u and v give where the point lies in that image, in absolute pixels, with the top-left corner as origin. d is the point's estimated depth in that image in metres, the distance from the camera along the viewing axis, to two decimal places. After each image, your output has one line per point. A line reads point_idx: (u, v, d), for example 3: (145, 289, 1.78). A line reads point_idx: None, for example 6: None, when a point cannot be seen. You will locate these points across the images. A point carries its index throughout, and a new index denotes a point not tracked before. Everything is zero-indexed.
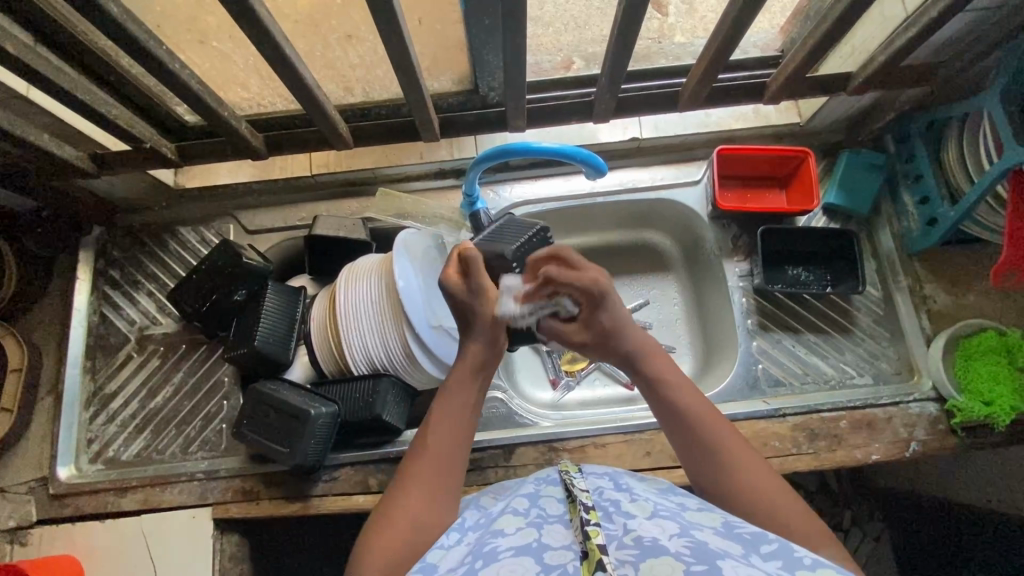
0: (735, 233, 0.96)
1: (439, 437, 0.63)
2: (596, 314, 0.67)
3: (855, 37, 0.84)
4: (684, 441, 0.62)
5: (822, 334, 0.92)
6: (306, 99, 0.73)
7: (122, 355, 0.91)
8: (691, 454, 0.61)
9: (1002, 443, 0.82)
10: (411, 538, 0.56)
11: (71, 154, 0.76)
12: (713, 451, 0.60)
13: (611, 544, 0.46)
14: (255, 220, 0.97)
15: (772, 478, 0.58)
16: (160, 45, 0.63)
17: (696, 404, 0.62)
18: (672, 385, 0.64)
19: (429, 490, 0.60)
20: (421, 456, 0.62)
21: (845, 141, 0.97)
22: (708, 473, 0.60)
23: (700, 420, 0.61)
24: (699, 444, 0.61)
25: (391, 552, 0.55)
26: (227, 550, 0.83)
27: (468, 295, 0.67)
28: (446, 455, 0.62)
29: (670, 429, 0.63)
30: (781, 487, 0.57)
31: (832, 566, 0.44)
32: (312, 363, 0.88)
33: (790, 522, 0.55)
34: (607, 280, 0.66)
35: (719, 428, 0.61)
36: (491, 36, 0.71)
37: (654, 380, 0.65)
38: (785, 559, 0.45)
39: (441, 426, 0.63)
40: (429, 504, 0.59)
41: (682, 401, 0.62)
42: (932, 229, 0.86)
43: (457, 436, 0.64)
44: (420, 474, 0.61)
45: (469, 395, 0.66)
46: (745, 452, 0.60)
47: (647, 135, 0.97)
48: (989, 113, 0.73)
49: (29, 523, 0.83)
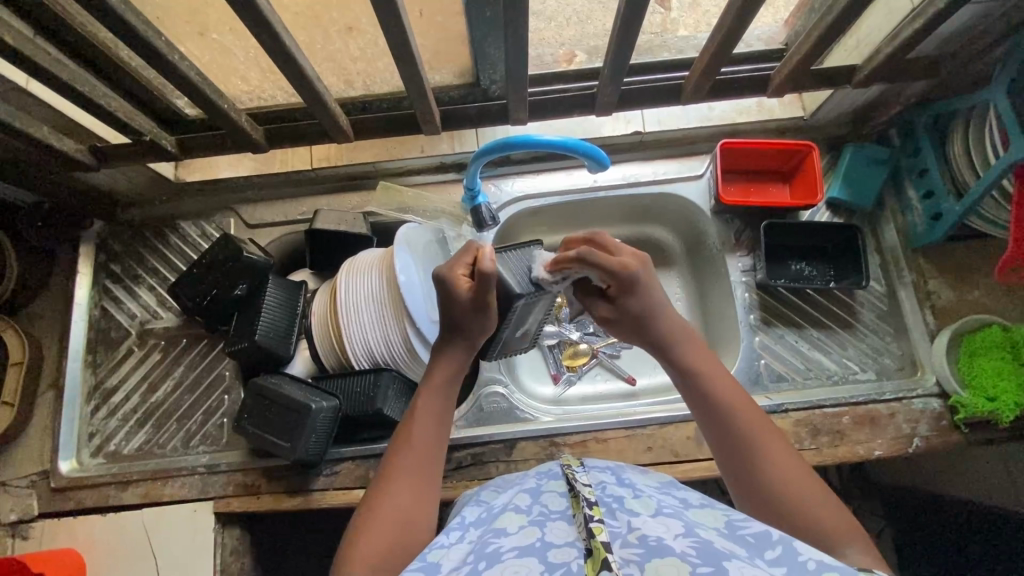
0: (739, 228, 0.95)
1: (421, 433, 0.63)
2: (625, 299, 0.66)
3: (861, 29, 0.83)
4: (715, 426, 0.62)
5: (825, 329, 0.91)
6: (307, 91, 0.72)
7: (122, 349, 0.91)
8: (716, 437, 0.61)
9: (1005, 439, 0.82)
10: (397, 535, 0.56)
11: (69, 146, 0.76)
12: (745, 441, 0.59)
13: (614, 541, 0.46)
14: (255, 214, 0.97)
15: (796, 465, 0.58)
16: (159, 37, 0.63)
17: (728, 390, 0.63)
18: (705, 371, 0.64)
19: (413, 488, 0.60)
20: (406, 450, 0.62)
21: (850, 135, 0.96)
22: (736, 457, 0.60)
23: (732, 404, 0.62)
24: (728, 432, 0.61)
25: (381, 550, 0.55)
26: (229, 544, 0.84)
27: (472, 309, 0.65)
28: (426, 452, 0.62)
29: (701, 414, 0.63)
30: (809, 474, 0.57)
31: (837, 569, 0.43)
32: (313, 358, 0.88)
33: (817, 510, 0.55)
34: (636, 268, 0.65)
35: (750, 412, 0.61)
36: (493, 28, 0.70)
37: (687, 367, 0.65)
38: (789, 566, 0.44)
39: (422, 423, 0.64)
40: (413, 501, 0.59)
41: (715, 388, 0.63)
42: (936, 225, 0.86)
43: (438, 432, 0.64)
44: (407, 472, 0.61)
45: (447, 399, 0.66)
46: (772, 436, 0.60)
47: (649, 128, 0.97)
48: (995, 107, 0.72)
49: (30, 517, 0.83)
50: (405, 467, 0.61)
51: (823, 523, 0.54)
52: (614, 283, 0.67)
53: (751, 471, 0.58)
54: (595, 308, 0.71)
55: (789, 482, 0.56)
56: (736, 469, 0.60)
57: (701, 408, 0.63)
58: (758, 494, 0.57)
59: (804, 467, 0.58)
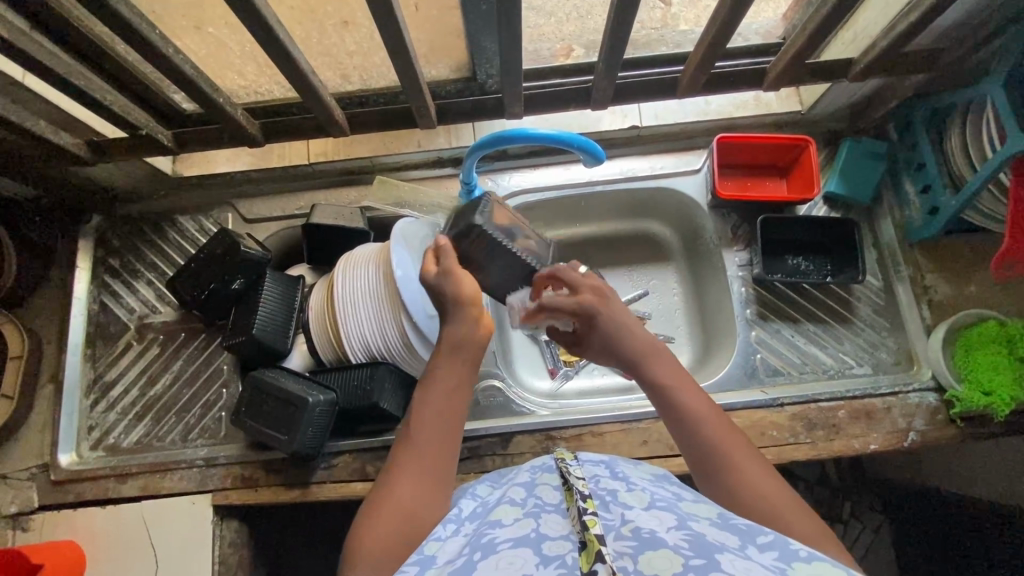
0: (735, 223, 0.96)
1: (425, 424, 0.62)
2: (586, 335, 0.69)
3: (858, 22, 0.83)
4: (690, 446, 0.60)
5: (822, 323, 0.91)
6: (302, 85, 0.72)
7: (121, 343, 0.92)
8: (682, 439, 0.62)
9: (1001, 434, 0.82)
10: (403, 527, 0.56)
11: (66, 140, 0.76)
12: (722, 461, 0.59)
13: (608, 534, 0.46)
14: (252, 210, 0.97)
15: (761, 470, 0.58)
16: (153, 30, 0.63)
17: (702, 408, 0.62)
18: (668, 380, 0.64)
19: (418, 480, 0.59)
20: (411, 443, 0.61)
21: (847, 129, 0.96)
22: (703, 460, 0.59)
23: (699, 411, 0.61)
24: (705, 452, 0.60)
25: (385, 544, 0.55)
26: (227, 537, 0.84)
27: (438, 279, 0.68)
28: (433, 444, 0.61)
29: (677, 431, 0.62)
30: (787, 492, 0.57)
31: (828, 560, 0.43)
32: (311, 352, 0.88)
33: (797, 530, 0.54)
34: (590, 304, 0.67)
35: (723, 430, 0.60)
36: (487, 21, 0.70)
37: (658, 386, 0.64)
38: (781, 551, 0.45)
39: (428, 415, 0.62)
40: (420, 495, 0.58)
41: (689, 406, 0.62)
42: (933, 219, 0.85)
43: (449, 424, 0.63)
44: (409, 463, 0.60)
45: (461, 385, 0.65)
46: (745, 451, 0.59)
47: (646, 122, 0.98)
48: (992, 100, 0.72)
49: (30, 509, 0.84)
50: (406, 462, 0.60)
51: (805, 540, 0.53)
52: (576, 318, 0.69)
53: (717, 473, 0.58)
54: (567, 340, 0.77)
55: (752, 486, 0.57)
56: (705, 476, 0.59)
57: (669, 412, 0.63)
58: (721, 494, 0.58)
59: (783, 486, 0.57)
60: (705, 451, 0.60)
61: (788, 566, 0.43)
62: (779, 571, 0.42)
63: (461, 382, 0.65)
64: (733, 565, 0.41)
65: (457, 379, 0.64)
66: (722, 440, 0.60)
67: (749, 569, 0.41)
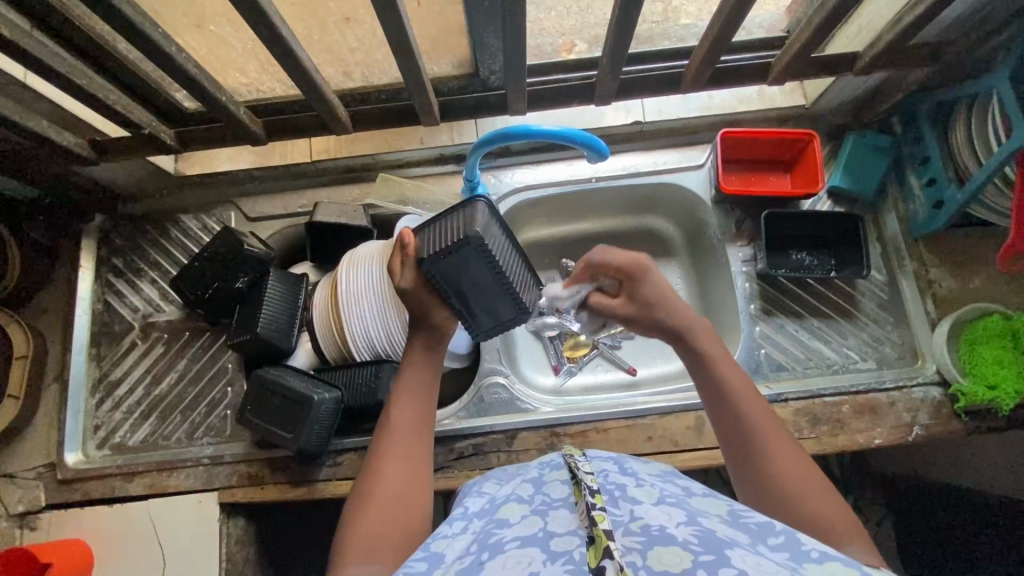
0: (739, 218, 0.95)
1: (401, 405, 0.64)
2: (634, 289, 0.71)
3: (863, 16, 0.83)
4: (731, 431, 0.62)
5: (825, 318, 0.91)
6: (304, 82, 0.71)
7: (126, 342, 0.92)
8: (718, 418, 0.63)
9: (1005, 428, 0.82)
10: (389, 511, 0.58)
11: (69, 140, 0.76)
12: (759, 446, 0.59)
13: (617, 530, 0.46)
14: (255, 208, 0.97)
15: (801, 464, 0.58)
16: (155, 28, 0.62)
17: (746, 393, 0.63)
18: (713, 355, 0.65)
19: (398, 463, 0.61)
20: (393, 429, 0.63)
21: (851, 124, 0.96)
22: (740, 445, 0.61)
23: (739, 393, 0.62)
24: (744, 435, 0.60)
25: (374, 530, 0.56)
26: (233, 534, 0.84)
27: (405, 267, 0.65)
28: (412, 432, 0.63)
29: (715, 416, 0.63)
30: (819, 478, 0.58)
31: (840, 560, 0.43)
32: (315, 350, 0.89)
33: (826, 513, 0.55)
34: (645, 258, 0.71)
35: (763, 415, 0.61)
36: (490, 17, 0.70)
37: (702, 361, 0.65)
38: (792, 550, 0.44)
39: (405, 401, 0.64)
40: (406, 484, 0.60)
41: (733, 388, 0.63)
42: (938, 213, 0.85)
43: (422, 405, 0.65)
44: (388, 445, 0.62)
45: (429, 374, 0.67)
46: (782, 438, 0.60)
47: (649, 117, 0.97)
48: (998, 94, 0.72)
49: (38, 508, 0.84)
50: (390, 447, 0.62)
51: (822, 526, 0.54)
52: (625, 278, 0.72)
53: (752, 459, 0.59)
54: (610, 309, 0.73)
55: (784, 475, 0.57)
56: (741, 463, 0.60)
57: (708, 395, 0.64)
58: (755, 480, 0.59)
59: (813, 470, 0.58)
60: (746, 437, 0.60)
61: (800, 565, 0.43)
62: (792, 568, 0.42)
63: (429, 364, 0.67)
64: (744, 561, 0.41)
65: (429, 365, 0.67)
66: (760, 424, 0.61)
67: (759, 564, 0.41)
